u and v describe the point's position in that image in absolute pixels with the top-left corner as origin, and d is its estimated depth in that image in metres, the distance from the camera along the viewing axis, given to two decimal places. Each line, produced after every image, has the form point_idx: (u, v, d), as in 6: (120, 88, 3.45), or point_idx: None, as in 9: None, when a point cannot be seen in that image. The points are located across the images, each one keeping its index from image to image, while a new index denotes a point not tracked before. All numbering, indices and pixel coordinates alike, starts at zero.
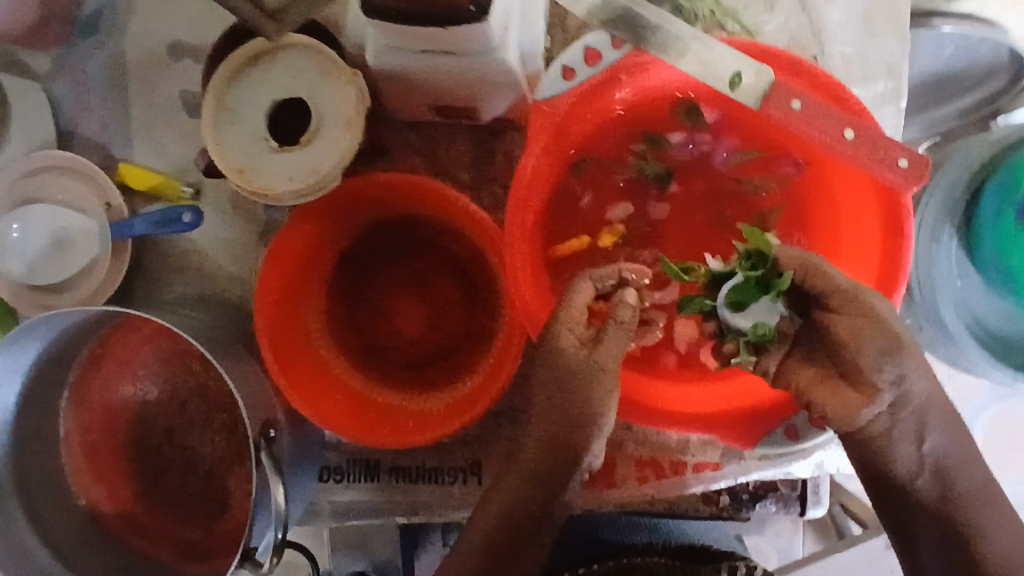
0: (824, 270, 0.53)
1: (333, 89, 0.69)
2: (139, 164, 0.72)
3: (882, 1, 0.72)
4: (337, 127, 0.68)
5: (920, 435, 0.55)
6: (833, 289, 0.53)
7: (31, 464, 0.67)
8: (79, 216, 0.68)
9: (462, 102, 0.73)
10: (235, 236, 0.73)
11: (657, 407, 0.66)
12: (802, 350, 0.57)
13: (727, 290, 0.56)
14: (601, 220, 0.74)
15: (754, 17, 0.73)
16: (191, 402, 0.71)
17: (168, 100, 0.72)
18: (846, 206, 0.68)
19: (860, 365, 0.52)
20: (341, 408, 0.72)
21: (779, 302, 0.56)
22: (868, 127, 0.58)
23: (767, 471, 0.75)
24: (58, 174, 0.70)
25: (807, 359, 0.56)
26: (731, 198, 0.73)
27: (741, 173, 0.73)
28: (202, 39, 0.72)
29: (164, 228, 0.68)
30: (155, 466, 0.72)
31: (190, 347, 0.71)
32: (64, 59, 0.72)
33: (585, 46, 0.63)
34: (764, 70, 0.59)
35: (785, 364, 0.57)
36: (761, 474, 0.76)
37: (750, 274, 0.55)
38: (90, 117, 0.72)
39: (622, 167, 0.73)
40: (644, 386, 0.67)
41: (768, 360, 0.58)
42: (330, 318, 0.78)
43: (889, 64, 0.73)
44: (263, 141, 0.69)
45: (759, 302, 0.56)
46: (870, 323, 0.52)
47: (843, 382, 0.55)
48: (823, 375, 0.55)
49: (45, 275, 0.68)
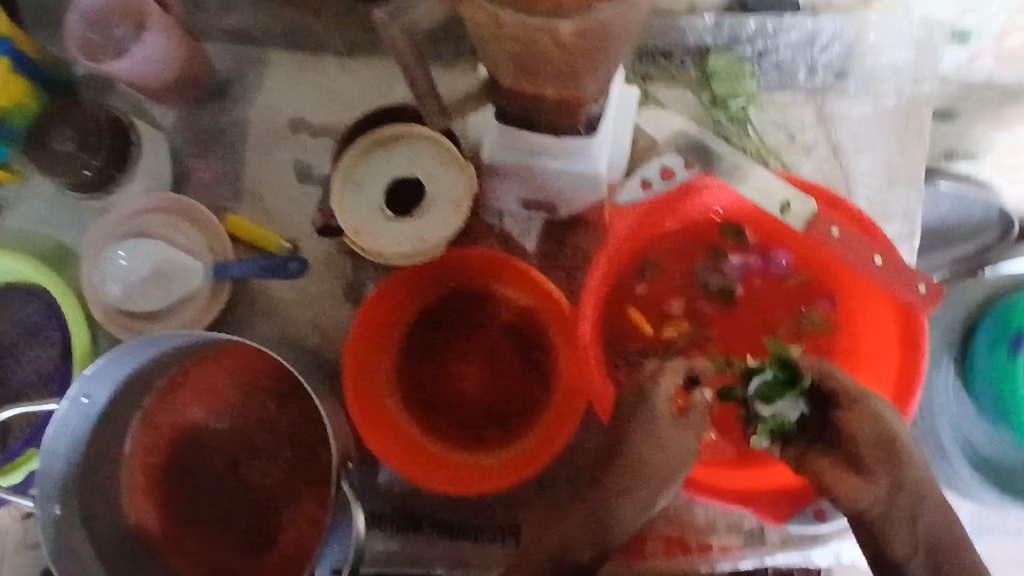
0: (834, 374, 0.61)
1: (443, 170, 0.69)
2: (244, 215, 0.83)
3: (903, 158, 0.80)
4: (448, 206, 0.68)
5: None
6: (840, 389, 0.60)
7: (99, 470, 0.74)
8: (183, 256, 0.80)
9: (556, 203, 0.74)
10: (313, 288, 0.81)
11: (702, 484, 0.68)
12: (821, 446, 0.61)
13: (758, 383, 0.61)
14: (658, 309, 0.74)
15: (792, 158, 0.81)
16: (246, 431, 0.78)
17: (278, 164, 0.84)
18: (866, 329, 0.69)
19: (863, 454, 0.58)
20: (404, 452, 0.71)
21: (802, 401, 0.61)
22: (895, 255, 0.64)
23: (790, 556, 0.75)
24: (171, 215, 0.81)
25: (825, 452, 0.60)
26: (773, 313, 0.74)
27: (784, 287, 0.74)
28: (320, 117, 0.84)
29: (269, 274, 0.77)
30: (205, 490, 0.77)
31: (261, 384, 0.77)
32: (198, 122, 0.85)
33: (663, 164, 0.68)
34: (809, 200, 0.64)
35: (805, 457, 0.61)
36: (784, 558, 0.75)
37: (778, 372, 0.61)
38: (208, 170, 0.85)
39: (683, 266, 0.74)
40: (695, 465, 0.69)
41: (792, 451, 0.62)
42: (399, 371, 0.76)
43: (906, 208, 0.80)
44: (377, 210, 0.68)
45: (784, 398, 0.61)
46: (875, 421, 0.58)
47: (851, 471, 0.58)
48: (841, 467, 0.59)
49: (140, 301, 0.79)
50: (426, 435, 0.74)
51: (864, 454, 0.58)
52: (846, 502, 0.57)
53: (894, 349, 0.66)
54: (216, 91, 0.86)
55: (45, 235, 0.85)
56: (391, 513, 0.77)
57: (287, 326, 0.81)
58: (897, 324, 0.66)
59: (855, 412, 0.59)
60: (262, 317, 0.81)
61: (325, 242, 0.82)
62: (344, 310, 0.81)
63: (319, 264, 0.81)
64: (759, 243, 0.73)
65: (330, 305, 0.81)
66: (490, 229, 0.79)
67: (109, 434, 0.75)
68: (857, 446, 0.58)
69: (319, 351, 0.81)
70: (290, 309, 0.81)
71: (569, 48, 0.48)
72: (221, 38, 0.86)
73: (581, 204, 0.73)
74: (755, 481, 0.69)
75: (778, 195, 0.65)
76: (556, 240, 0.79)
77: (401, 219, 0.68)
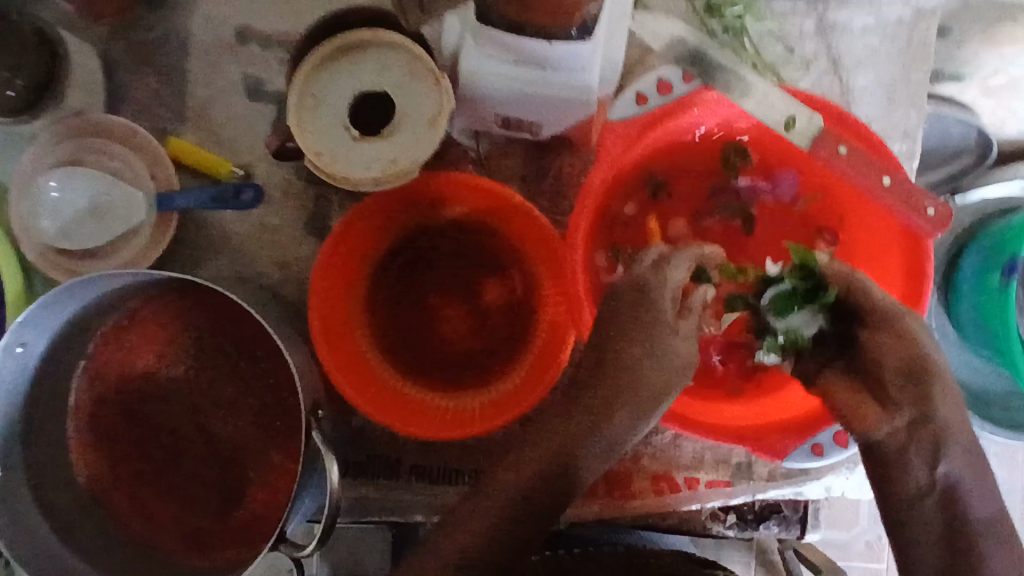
0: (865, 288, 0.56)
1: (413, 82, 0.61)
2: (188, 138, 0.74)
3: (907, 73, 0.75)
4: (422, 124, 0.61)
5: (938, 463, 0.53)
6: (868, 305, 0.55)
7: (42, 425, 0.68)
8: (123, 186, 0.71)
9: (540, 121, 0.67)
10: (271, 220, 0.74)
11: (700, 421, 0.64)
12: (841, 363, 0.59)
13: (772, 295, 0.62)
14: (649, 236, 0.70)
15: (789, 73, 0.75)
16: (205, 378, 0.71)
17: (225, 80, 0.75)
18: (864, 256, 0.67)
19: (884, 379, 0.54)
20: (378, 395, 0.65)
21: (822, 315, 0.59)
22: (904, 176, 0.59)
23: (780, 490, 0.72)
24: (107, 142, 0.73)
25: (845, 371, 0.58)
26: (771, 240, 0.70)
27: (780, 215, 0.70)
28: (267, 26, 0.75)
29: (220, 204, 0.69)
30: (161, 440, 0.72)
31: (220, 326, 0.71)
32: (130, 32, 0.75)
33: (658, 77, 0.62)
34: (816, 115, 0.59)
35: (822, 372, 0.59)
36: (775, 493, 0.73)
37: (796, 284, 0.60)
38: (146, 89, 0.75)
39: (674, 190, 0.70)
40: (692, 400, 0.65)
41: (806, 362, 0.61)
42: (370, 310, 0.70)
43: (906, 128, 0.75)
44: (342, 129, 0.61)
45: (800, 313, 0.60)
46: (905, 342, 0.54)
47: (872, 397, 0.56)
48: (857, 389, 0.57)
49: (78, 239, 0.71)
50: (400, 377, 0.69)
51: (886, 380, 0.54)
52: (859, 430, 0.56)
53: (896, 277, 0.63)
54: None
55: None
56: (366, 460, 0.73)
57: (243, 262, 0.74)
58: (902, 252, 0.62)
59: (882, 334, 0.55)
60: (214, 253, 0.74)
61: (282, 168, 0.74)
62: (306, 244, 0.74)
63: (276, 193, 0.74)
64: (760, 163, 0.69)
65: (289, 238, 0.74)
66: (466, 155, 0.73)
67: (50, 385, 0.68)
68: (882, 372, 0.55)
69: (280, 289, 0.74)
70: (245, 243, 0.74)
71: None
72: None
73: (567, 123, 0.67)
74: (755, 418, 0.66)
75: (783, 109, 0.60)
76: (537, 163, 0.73)
77: (369, 139, 0.61)
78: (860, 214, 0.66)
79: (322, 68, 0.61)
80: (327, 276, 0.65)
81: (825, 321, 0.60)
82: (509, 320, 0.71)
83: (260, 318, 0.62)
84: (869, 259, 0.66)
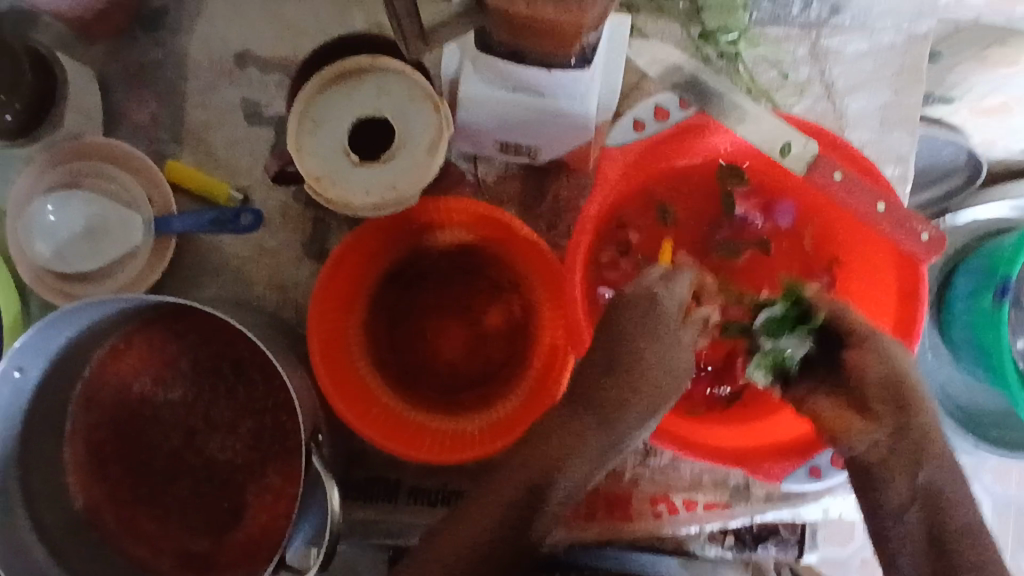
0: (851, 315, 0.59)
1: (412, 107, 0.62)
2: (187, 162, 0.75)
3: (899, 100, 0.76)
4: (420, 149, 0.61)
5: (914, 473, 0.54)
6: (850, 328, 0.58)
7: (37, 452, 0.67)
8: (120, 207, 0.71)
9: (538, 143, 0.67)
10: (269, 243, 0.74)
11: (695, 441, 0.65)
12: (830, 385, 0.59)
13: (763, 319, 0.61)
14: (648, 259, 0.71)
15: (784, 99, 0.76)
16: (200, 401, 0.71)
17: (223, 103, 0.75)
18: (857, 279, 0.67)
19: (866, 390, 0.56)
20: (379, 419, 0.65)
21: (810, 341, 0.60)
22: (897, 202, 0.60)
23: (780, 512, 0.72)
24: (103, 163, 0.72)
25: (831, 392, 0.58)
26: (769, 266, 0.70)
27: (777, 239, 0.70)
28: (268, 51, 0.75)
29: (221, 227, 0.70)
30: (158, 466, 0.71)
31: (216, 349, 0.71)
32: (129, 56, 0.76)
33: (655, 103, 0.63)
34: (812, 142, 0.60)
35: (807, 395, 0.59)
36: (774, 515, 0.72)
37: (787, 307, 0.61)
38: (145, 112, 0.75)
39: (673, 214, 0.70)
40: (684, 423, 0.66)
41: (795, 386, 0.60)
42: (370, 333, 0.70)
43: (900, 153, 0.76)
44: (340, 153, 0.61)
45: (790, 337, 0.60)
46: (883, 362, 0.56)
47: (854, 413, 0.56)
48: (843, 408, 0.57)
49: (73, 263, 0.71)
50: (400, 399, 0.68)
51: (871, 398, 0.56)
52: (846, 446, 0.56)
53: (891, 302, 0.63)
54: (148, 20, 0.76)
55: None
56: (366, 483, 0.73)
57: (241, 285, 0.74)
58: (897, 276, 0.63)
59: (867, 351, 0.57)
60: (212, 275, 0.74)
61: (281, 192, 0.74)
62: (305, 268, 0.74)
63: (274, 216, 0.74)
64: (759, 191, 0.69)
65: (287, 261, 0.74)
66: (463, 177, 0.73)
67: (49, 411, 0.67)
68: (864, 388, 0.56)
69: (278, 311, 0.74)
70: (243, 266, 0.74)
71: None
72: None
73: (565, 147, 0.67)
74: (747, 441, 0.66)
75: (778, 134, 0.61)
76: (534, 185, 0.73)
77: (368, 163, 0.61)
78: (855, 238, 0.67)
79: (323, 92, 0.62)
80: (327, 300, 0.65)
81: (814, 346, 0.60)
82: (509, 342, 0.72)
83: (258, 341, 0.61)
84: (864, 283, 0.67)
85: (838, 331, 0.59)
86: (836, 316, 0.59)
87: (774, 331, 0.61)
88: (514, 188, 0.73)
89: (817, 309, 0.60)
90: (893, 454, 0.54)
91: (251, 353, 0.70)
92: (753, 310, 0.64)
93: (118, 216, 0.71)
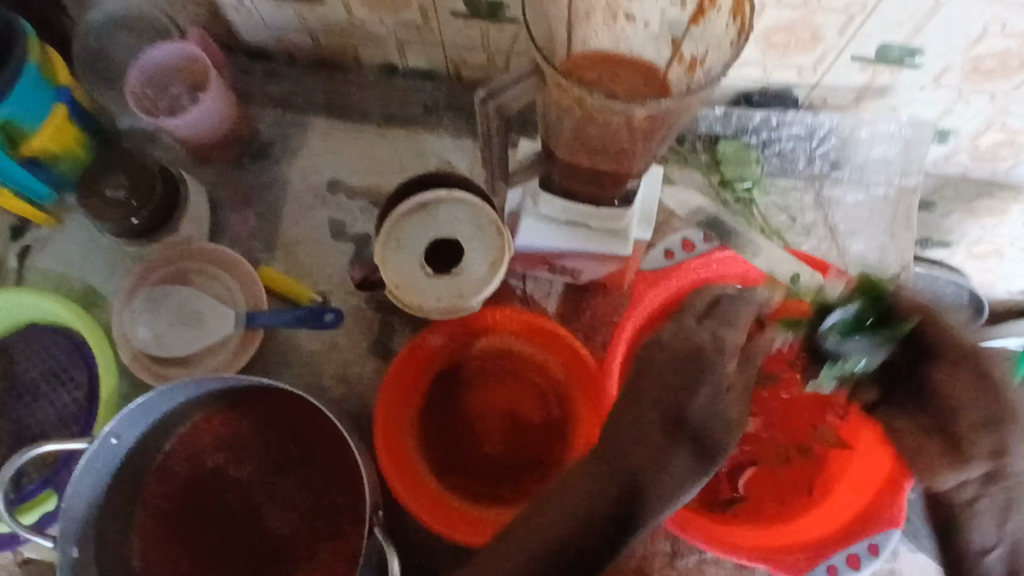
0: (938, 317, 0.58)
1: (479, 231, 0.74)
2: (276, 268, 0.87)
3: (896, 244, 0.87)
4: (485, 265, 0.73)
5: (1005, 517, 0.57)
6: (951, 337, 0.57)
7: (111, 517, 0.73)
8: (215, 302, 0.82)
9: (581, 266, 0.79)
10: (340, 340, 0.84)
11: (721, 539, 0.70)
12: (903, 397, 0.60)
13: (840, 318, 0.60)
14: None
15: (793, 238, 0.88)
16: (263, 479, 0.78)
17: (313, 221, 0.88)
18: None
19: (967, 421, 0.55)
20: (430, 502, 0.72)
21: (886, 345, 0.59)
22: None
23: None
24: (204, 263, 0.84)
25: (904, 411, 0.59)
26: None
27: None
28: (355, 181, 0.90)
29: (307, 323, 0.80)
30: (215, 539, 0.76)
31: (283, 431, 0.79)
32: (238, 179, 0.90)
33: (683, 237, 0.78)
34: (818, 273, 0.72)
35: (883, 411, 0.62)
36: None
37: (867, 306, 0.59)
38: (245, 225, 0.89)
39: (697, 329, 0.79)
40: (709, 522, 0.72)
41: (862, 385, 0.62)
42: (425, 424, 0.79)
43: (898, 290, 0.86)
44: (418, 266, 0.73)
45: (867, 340, 0.59)
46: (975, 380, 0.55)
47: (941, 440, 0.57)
48: (920, 429, 0.58)
49: (169, 347, 0.81)
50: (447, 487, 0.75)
51: (967, 421, 0.55)
52: (940, 484, 0.57)
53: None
54: (258, 152, 0.91)
55: (77, 277, 0.88)
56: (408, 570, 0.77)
57: (312, 375, 0.83)
58: None
59: (961, 366, 0.56)
60: (287, 366, 0.84)
61: (354, 297, 0.85)
62: (369, 363, 0.83)
63: (346, 317, 0.85)
64: None
65: (354, 357, 0.84)
66: (514, 292, 0.84)
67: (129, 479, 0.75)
68: (961, 416, 0.55)
69: (341, 401, 0.82)
70: (315, 358, 0.84)
71: (637, 128, 0.58)
72: (266, 102, 0.93)
73: (601, 271, 0.79)
74: (771, 540, 0.72)
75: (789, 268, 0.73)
76: (575, 302, 0.84)
77: (440, 275, 0.72)
78: None
79: (406, 217, 0.75)
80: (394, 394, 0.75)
81: (888, 351, 0.59)
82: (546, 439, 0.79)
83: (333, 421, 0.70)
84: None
85: (927, 343, 0.58)
86: (929, 318, 0.58)
87: (848, 332, 0.60)
88: (556, 303, 0.84)
89: (906, 314, 0.59)
90: (984, 495, 0.57)
91: (316, 436, 0.78)
92: (819, 312, 0.63)
93: (214, 310, 0.82)
